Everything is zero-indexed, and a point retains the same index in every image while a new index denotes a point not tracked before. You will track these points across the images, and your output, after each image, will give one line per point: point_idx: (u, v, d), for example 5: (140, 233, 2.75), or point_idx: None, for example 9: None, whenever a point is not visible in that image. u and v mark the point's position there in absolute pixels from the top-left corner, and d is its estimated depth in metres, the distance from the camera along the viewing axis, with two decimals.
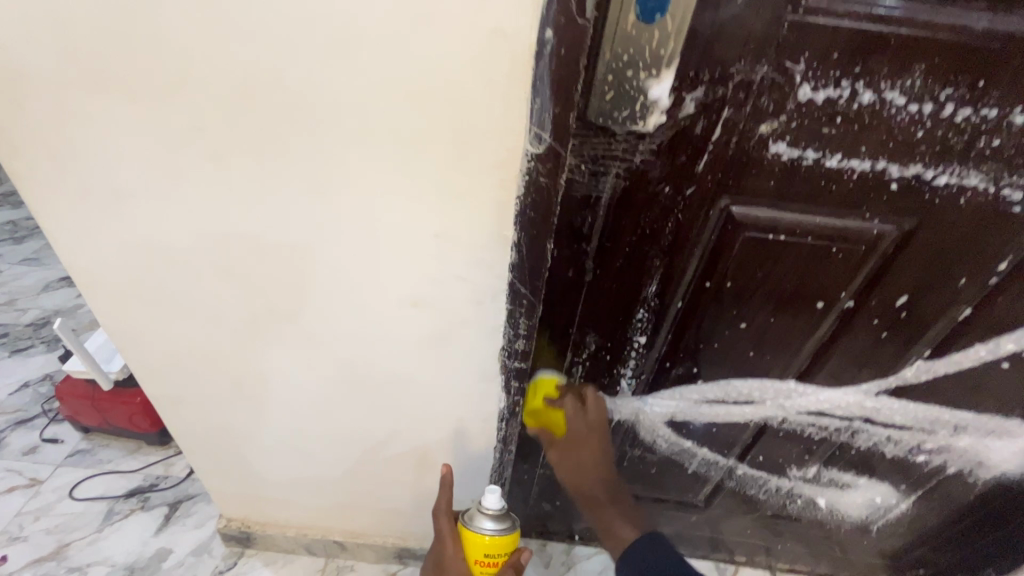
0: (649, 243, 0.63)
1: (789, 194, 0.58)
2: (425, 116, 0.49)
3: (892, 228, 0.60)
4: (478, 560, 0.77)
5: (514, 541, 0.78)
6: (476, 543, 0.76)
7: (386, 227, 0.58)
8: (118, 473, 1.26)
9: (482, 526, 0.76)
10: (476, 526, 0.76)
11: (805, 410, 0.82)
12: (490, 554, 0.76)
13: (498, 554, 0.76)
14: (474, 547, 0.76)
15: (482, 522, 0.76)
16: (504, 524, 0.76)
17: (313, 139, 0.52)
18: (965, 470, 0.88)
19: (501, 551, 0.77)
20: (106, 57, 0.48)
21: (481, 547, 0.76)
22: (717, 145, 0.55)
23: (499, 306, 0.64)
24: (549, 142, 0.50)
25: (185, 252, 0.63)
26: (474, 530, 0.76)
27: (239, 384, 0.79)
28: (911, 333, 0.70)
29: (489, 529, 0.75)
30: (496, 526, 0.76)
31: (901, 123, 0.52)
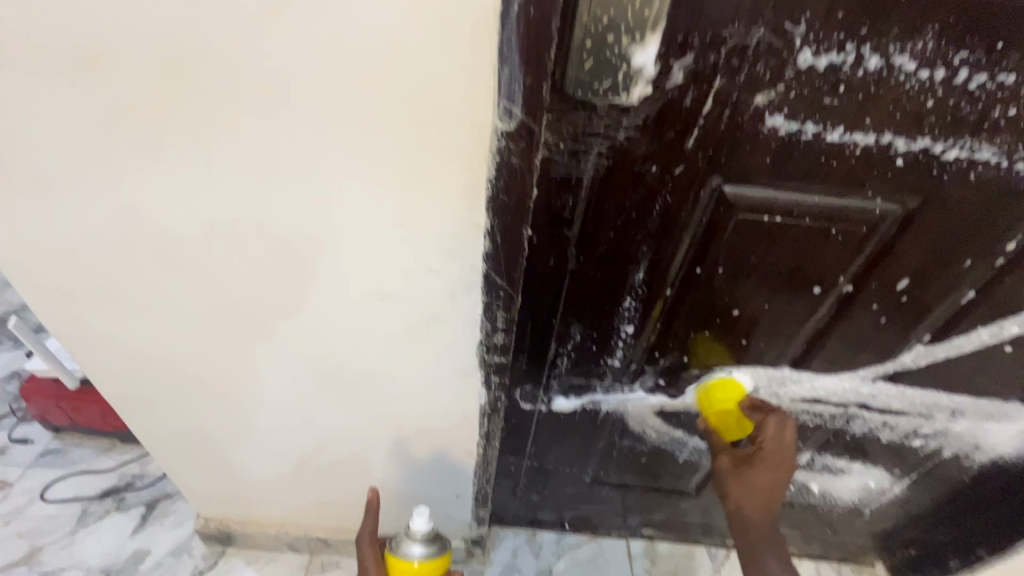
0: (635, 228, 0.59)
1: (786, 173, 0.54)
2: (381, 91, 0.44)
3: (895, 207, 0.56)
4: None
5: (444, 563, 0.77)
6: (403, 568, 0.75)
7: (346, 215, 0.53)
8: (93, 473, 1.21)
9: (410, 552, 0.75)
10: (404, 551, 0.75)
11: (799, 397, 0.79)
12: None
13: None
14: (401, 572, 0.76)
15: (410, 548, 0.75)
16: (432, 548, 0.76)
17: (256, 118, 0.47)
18: (961, 453, 0.86)
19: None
20: (11, 27, 0.42)
21: (408, 572, 0.75)
22: (708, 118, 0.50)
23: (474, 299, 0.59)
24: (520, 118, 0.44)
25: (128, 247, 0.58)
26: (402, 556, 0.75)
27: (204, 384, 0.74)
28: (912, 318, 0.66)
29: (417, 555, 0.75)
30: (423, 551, 0.75)
31: (909, 93, 0.47)
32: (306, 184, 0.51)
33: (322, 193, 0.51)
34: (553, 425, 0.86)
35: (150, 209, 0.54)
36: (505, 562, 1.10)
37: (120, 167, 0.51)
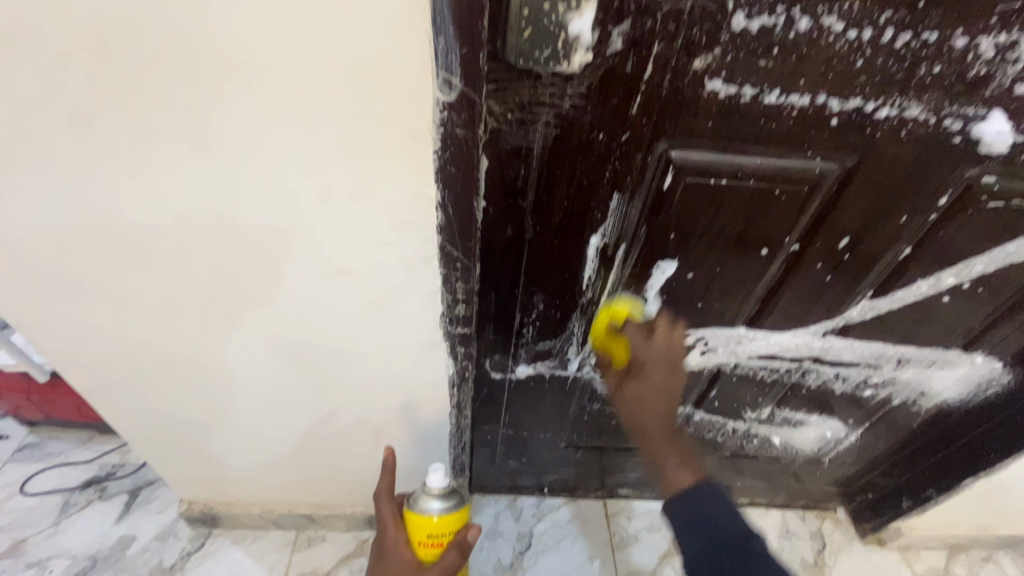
0: (588, 195, 0.60)
1: (729, 136, 0.55)
2: (321, 65, 0.44)
3: (835, 166, 0.58)
4: (422, 541, 0.77)
5: (461, 520, 0.79)
6: (422, 523, 0.76)
7: (297, 193, 0.53)
8: (72, 464, 1.21)
9: (429, 507, 0.76)
10: (422, 507, 0.77)
11: (756, 354, 0.83)
12: (434, 534, 0.77)
13: (442, 533, 0.77)
14: (419, 528, 0.77)
15: (430, 502, 0.77)
16: (451, 503, 0.78)
17: (194, 98, 0.46)
18: (909, 400, 0.91)
19: (446, 530, 0.77)
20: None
21: (427, 528, 0.76)
22: (650, 84, 0.51)
23: (433, 271, 0.60)
24: (460, 88, 0.45)
25: (79, 234, 0.57)
26: (421, 511, 0.76)
27: (173, 369, 0.74)
28: (856, 273, 0.70)
29: (436, 509, 0.76)
30: (442, 505, 0.77)
31: (840, 53, 0.49)
32: (256, 163, 0.51)
33: (272, 171, 0.51)
34: (524, 392, 0.89)
35: (98, 194, 0.53)
36: (488, 526, 1.15)
37: (61, 151, 0.50)
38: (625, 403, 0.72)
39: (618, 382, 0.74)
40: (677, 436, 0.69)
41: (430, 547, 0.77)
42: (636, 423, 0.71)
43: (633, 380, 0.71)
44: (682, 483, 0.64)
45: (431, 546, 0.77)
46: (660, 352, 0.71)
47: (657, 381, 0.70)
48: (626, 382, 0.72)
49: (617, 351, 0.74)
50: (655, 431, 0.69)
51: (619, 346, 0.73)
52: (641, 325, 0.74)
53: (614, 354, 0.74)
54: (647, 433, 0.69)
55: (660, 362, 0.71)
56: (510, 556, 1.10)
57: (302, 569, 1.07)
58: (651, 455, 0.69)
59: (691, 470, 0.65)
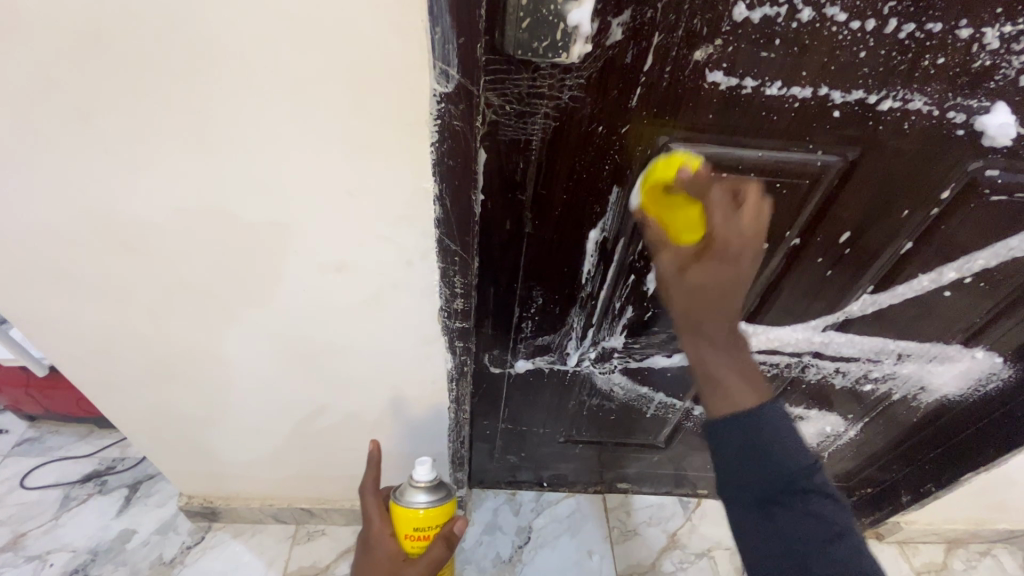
0: (587, 189, 0.59)
1: (730, 128, 0.55)
2: (316, 56, 0.43)
3: (836, 159, 0.57)
4: (407, 534, 0.77)
5: (447, 512, 0.79)
6: (408, 517, 0.76)
7: (293, 187, 0.52)
8: (71, 459, 1.21)
9: (415, 500, 0.76)
10: (409, 500, 0.76)
11: (755, 349, 0.82)
12: (420, 527, 0.77)
13: (428, 526, 0.77)
14: (405, 521, 0.76)
15: (416, 496, 0.76)
16: (437, 496, 0.77)
17: (187, 91, 0.45)
18: (909, 395, 0.91)
19: (432, 523, 0.77)
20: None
21: (413, 521, 0.76)
22: (650, 75, 0.50)
23: (431, 265, 0.60)
24: (458, 80, 0.45)
25: (72, 229, 0.56)
26: (407, 505, 0.76)
27: (170, 364, 0.74)
28: (857, 268, 0.69)
29: (423, 502, 0.76)
30: (429, 498, 0.77)
31: (843, 43, 0.48)
32: (251, 156, 0.50)
33: (268, 164, 0.51)
34: (523, 387, 0.89)
35: (91, 188, 0.53)
36: (486, 521, 1.15)
37: (53, 144, 0.49)
38: (678, 292, 0.58)
39: (684, 260, 0.57)
40: (738, 338, 0.58)
41: (415, 540, 0.77)
42: (693, 318, 0.57)
43: (703, 269, 0.56)
44: (744, 403, 0.53)
45: (416, 540, 0.77)
46: (747, 239, 0.56)
47: (728, 273, 0.56)
48: (692, 258, 0.56)
49: (686, 225, 0.56)
50: (714, 334, 0.57)
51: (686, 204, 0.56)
52: (727, 188, 0.57)
53: (673, 228, 0.57)
54: (704, 326, 0.57)
55: (741, 228, 0.56)
56: (509, 550, 1.11)
57: (301, 562, 1.07)
58: (698, 366, 0.57)
59: (753, 388, 0.54)
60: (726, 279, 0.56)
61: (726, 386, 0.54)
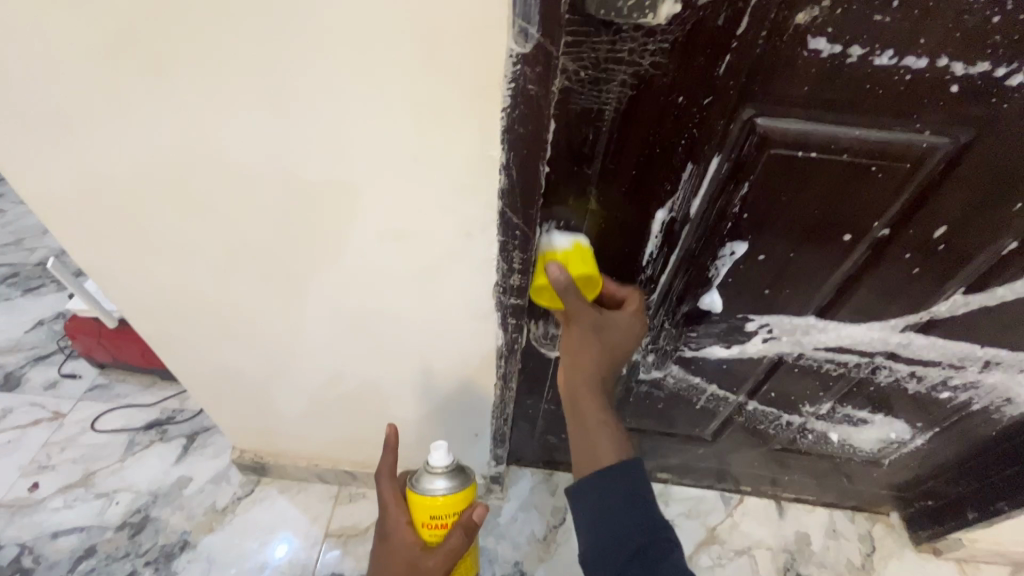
0: (659, 164, 0.56)
1: (825, 102, 0.50)
2: (390, 12, 0.41)
3: (945, 141, 0.51)
4: (424, 522, 0.77)
5: (465, 500, 0.78)
6: (424, 504, 0.76)
7: (359, 151, 0.52)
8: (136, 407, 1.29)
9: (433, 486, 0.76)
10: (427, 487, 0.76)
11: (823, 346, 0.77)
12: (436, 515, 0.76)
13: (445, 514, 0.77)
14: (421, 509, 0.76)
15: (433, 482, 0.76)
16: (455, 482, 0.77)
17: (261, 47, 0.45)
18: (991, 406, 0.84)
19: (450, 511, 0.77)
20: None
21: (429, 508, 0.76)
22: (743, 39, 0.46)
23: (490, 239, 0.58)
24: (536, 40, 0.42)
25: (146, 185, 0.58)
26: (424, 491, 0.76)
27: (230, 322, 0.76)
28: (951, 266, 0.63)
29: (441, 489, 0.76)
30: (446, 484, 0.76)
31: (973, 7, 0.42)
32: (319, 117, 0.49)
33: (335, 125, 0.50)
34: None
35: (164, 144, 0.53)
36: (522, 498, 1.15)
37: (129, 100, 0.50)
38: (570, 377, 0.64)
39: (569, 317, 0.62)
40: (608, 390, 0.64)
41: (433, 529, 0.77)
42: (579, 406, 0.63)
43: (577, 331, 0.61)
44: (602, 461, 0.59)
45: (434, 528, 0.77)
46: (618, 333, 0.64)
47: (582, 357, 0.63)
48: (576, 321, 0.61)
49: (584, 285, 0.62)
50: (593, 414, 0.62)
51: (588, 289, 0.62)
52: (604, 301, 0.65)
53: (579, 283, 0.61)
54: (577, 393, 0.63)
55: (630, 328, 0.64)
56: (544, 529, 1.11)
57: (343, 522, 1.11)
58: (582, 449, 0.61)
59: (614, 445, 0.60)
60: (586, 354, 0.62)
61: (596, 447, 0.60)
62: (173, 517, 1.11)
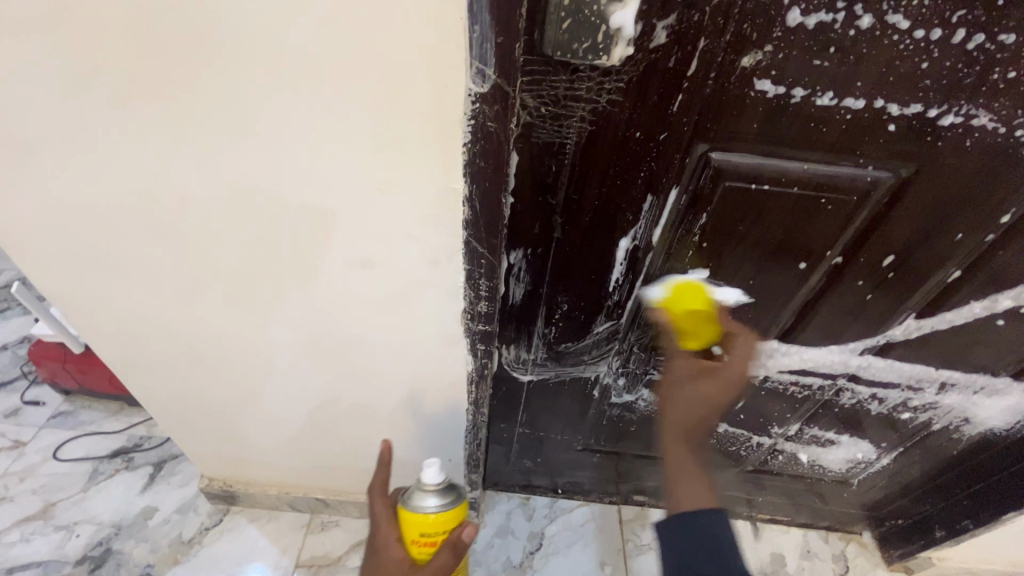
0: (621, 195, 0.58)
1: (774, 139, 0.52)
2: (352, 52, 0.43)
3: (888, 176, 0.54)
4: (414, 539, 0.76)
5: (456, 518, 0.77)
6: (417, 522, 0.75)
7: (325, 181, 0.52)
8: (101, 434, 1.25)
9: (426, 504, 0.75)
10: (419, 504, 0.75)
11: (787, 369, 0.79)
12: (426, 533, 0.76)
13: (435, 532, 0.76)
14: (412, 526, 0.75)
15: (426, 500, 0.75)
16: (447, 499, 0.76)
17: (224, 82, 0.46)
18: (951, 426, 0.87)
19: (440, 529, 0.76)
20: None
21: (421, 526, 0.75)
22: (693, 80, 0.48)
23: (456, 267, 0.59)
24: (494, 80, 0.44)
25: (110, 214, 0.57)
26: (416, 509, 0.75)
27: (197, 349, 0.75)
28: (902, 292, 0.65)
29: (433, 506, 0.75)
30: (439, 502, 0.76)
31: (904, 54, 0.45)
32: (284, 149, 0.50)
33: (301, 156, 0.51)
34: (542, 393, 0.87)
35: (128, 174, 0.54)
36: (499, 524, 1.14)
37: (93, 131, 0.50)
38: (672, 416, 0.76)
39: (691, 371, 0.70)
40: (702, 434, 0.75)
41: (422, 546, 0.76)
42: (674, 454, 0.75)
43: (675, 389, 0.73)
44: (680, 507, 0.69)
45: (423, 545, 0.76)
46: (724, 384, 0.70)
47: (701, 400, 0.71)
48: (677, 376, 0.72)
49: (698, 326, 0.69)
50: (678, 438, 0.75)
51: (699, 330, 0.69)
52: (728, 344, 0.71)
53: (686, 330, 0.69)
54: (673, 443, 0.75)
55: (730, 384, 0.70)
56: (520, 555, 1.09)
57: (314, 552, 1.08)
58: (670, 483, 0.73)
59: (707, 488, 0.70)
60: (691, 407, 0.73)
61: (682, 493, 0.70)
62: (137, 550, 1.07)
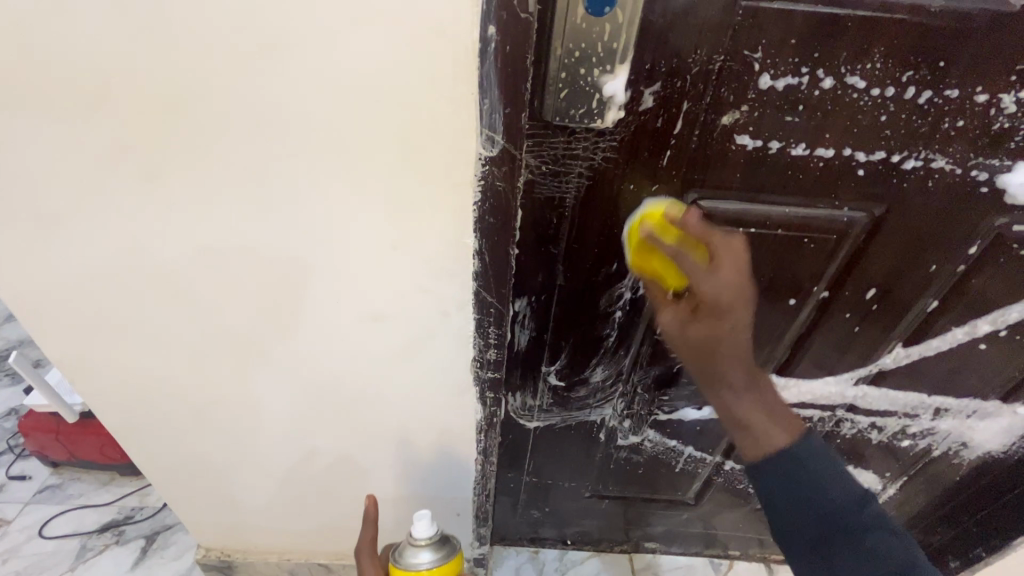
0: (619, 242, 0.61)
1: (757, 187, 0.57)
2: (370, 124, 0.47)
3: (862, 215, 0.59)
4: None
5: (453, 572, 0.75)
6: None
7: (340, 242, 0.55)
8: (90, 507, 1.20)
9: (418, 560, 0.73)
10: (411, 561, 0.73)
11: (787, 402, 0.81)
12: None
13: None
14: None
15: (417, 556, 0.73)
16: (440, 553, 0.74)
17: (249, 157, 0.49)
18: (950, 451, 0.88)
19: None
20: (3, 68, 0.43)
21: None
22: (680, 137, 0.53)
23: (466, 317, 0.62)
24: (502, 144, 0.48)
25: (127, 281, 0.59)
26: (408, 567, 0.73)
27: (204, 411, 0.75)
28: (888, 321, 0.69)
29: (426, 562, 0.73)
30: (432, 557, 0.73)
31: (865, 109, 0.51)
32: (301, 217, 0.53)
33: (317, 220, 0.53)
34: (549, 439, 0.88)
35: (149, 243, 0.56)
36: None
37: (119, 205, 0.53)
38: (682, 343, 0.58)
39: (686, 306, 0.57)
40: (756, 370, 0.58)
41: None
42: (725, 375, 0.57)
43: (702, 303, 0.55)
44: (773, 440, 0.53)
45: None
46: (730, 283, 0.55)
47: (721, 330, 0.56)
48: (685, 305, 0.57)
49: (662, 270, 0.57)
50: (737, 380, 0.57)
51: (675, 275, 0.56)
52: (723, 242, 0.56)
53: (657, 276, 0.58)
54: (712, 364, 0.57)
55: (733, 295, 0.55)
56: None
57: None
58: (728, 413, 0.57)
59: (786, 429, 0.54)
60: (732, 330, 0.56)
61: (756, 426, 0.55)
62: None
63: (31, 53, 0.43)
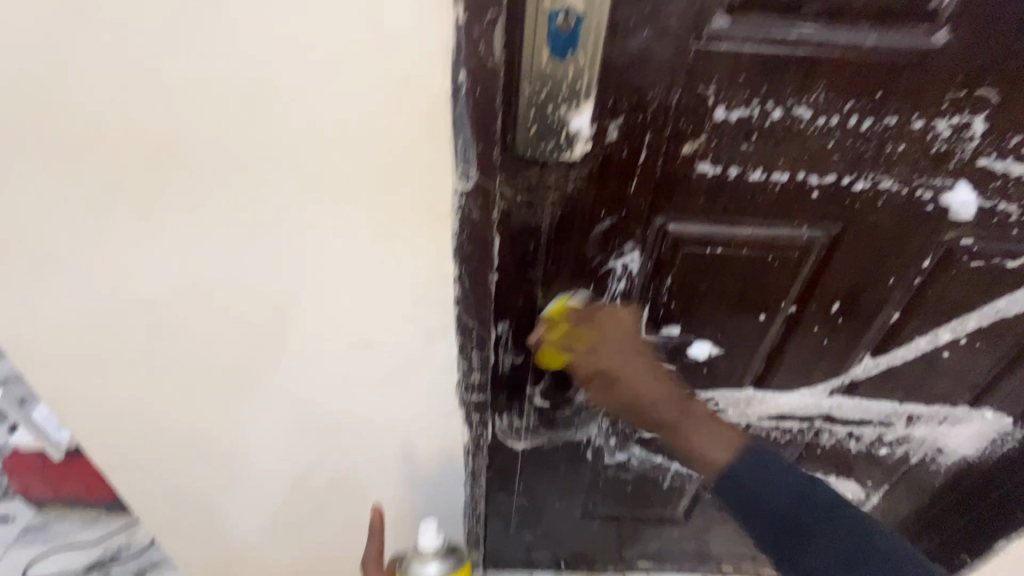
0: (593, 265, 0.64)
1: (720, 210, 0.60)
2: (350, 165, 0.49)
3: (821, 234, 0.62)
4: None
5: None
6: None
7: (324, 276, 0.57)
8: (75, 548, 1.18)
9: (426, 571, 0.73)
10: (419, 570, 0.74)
11: (767, 415, 0.84)
12: None
13: None
14: None
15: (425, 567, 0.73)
16: (447, 562, 0.75)
17: (232, 202, 0.51)
18: (927, 457, 0.91)
19: None
20: None
21: None
22: (645, 166, 0.56)
23: (450, 342, 0.64)
24: (475, 178, 0.52)
25: (112, 323, 0.60)
26: None
27: (192, 445, 0.76)
28: (855, 334, 0.72)
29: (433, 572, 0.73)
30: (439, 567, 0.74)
31: (813, 136, 0.55)
32: (284, 254, 0.55)
33: (301, 256, 0.55)
34: (538, 461, 0.89)
35: (133, 288, 0.56)
36: None
37: (102, 252, 0.53)
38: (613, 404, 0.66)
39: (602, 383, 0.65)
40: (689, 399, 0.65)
41: None
42: (663, 419, 0.64)
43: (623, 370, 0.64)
44: (716, 460, 0.60)
45: None
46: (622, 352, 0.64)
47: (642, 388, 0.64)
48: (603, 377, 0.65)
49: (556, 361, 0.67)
50: (669, 412, 0.64)
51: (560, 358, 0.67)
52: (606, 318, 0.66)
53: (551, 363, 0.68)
54: (646, 414, 0.65)
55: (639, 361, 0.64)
56: None
57: None
58: (685, 444, 0.63)
59: (725, 440, 0.61)
60: (650, 380, 0.65)
61: (703, 450, 0.61)
62: None
63: (17, 110, 0.44)
